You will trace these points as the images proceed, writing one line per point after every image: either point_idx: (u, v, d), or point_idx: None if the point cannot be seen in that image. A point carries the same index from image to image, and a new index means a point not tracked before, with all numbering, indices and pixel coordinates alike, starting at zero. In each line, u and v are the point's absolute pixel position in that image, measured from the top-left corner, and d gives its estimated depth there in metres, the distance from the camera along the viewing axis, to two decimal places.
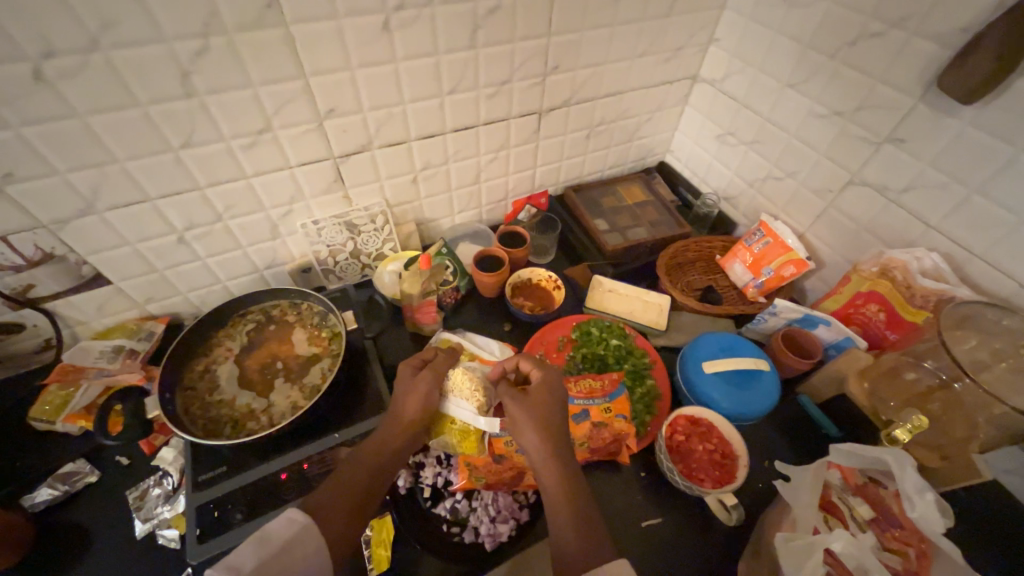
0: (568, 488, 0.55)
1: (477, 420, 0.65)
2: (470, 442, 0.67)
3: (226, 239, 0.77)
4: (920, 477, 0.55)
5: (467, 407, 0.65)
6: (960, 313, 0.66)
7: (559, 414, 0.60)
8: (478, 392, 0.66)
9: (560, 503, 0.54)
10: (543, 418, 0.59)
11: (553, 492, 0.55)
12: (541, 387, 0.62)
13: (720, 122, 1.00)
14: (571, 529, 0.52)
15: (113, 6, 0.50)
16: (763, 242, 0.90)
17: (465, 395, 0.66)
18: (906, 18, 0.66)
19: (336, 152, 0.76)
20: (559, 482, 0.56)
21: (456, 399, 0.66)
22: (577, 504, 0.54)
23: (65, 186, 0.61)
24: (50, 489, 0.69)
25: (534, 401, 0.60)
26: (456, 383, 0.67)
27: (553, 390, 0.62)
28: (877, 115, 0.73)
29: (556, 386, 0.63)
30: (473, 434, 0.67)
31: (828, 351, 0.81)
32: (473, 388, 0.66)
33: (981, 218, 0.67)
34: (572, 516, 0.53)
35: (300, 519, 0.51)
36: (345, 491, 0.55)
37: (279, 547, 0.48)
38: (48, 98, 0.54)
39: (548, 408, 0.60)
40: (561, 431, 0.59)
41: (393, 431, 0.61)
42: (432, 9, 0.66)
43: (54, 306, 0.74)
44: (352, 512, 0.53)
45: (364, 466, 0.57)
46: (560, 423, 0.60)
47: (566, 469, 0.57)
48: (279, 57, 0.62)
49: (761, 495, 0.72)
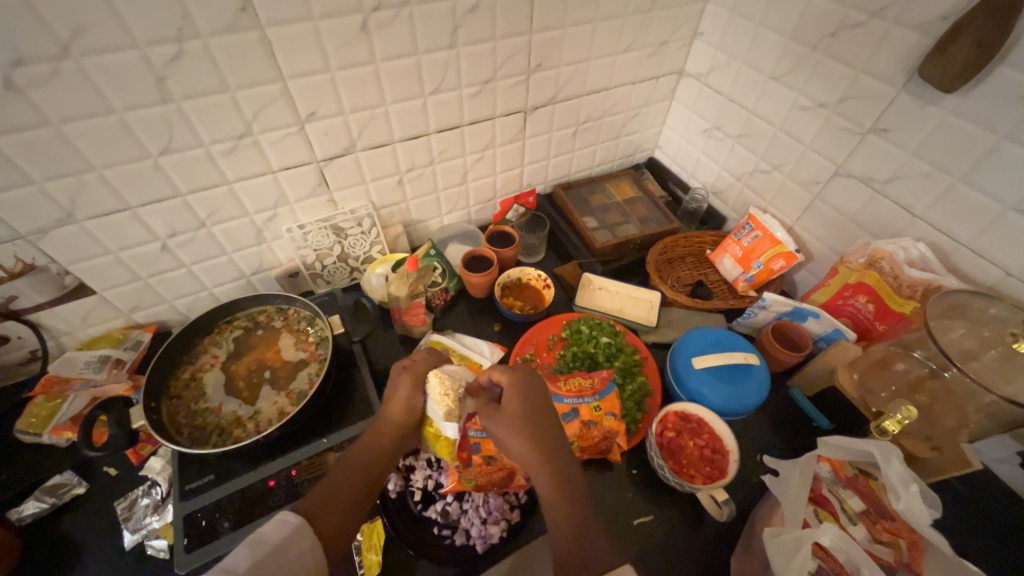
0: (558, 492, 0.55)
1: (443, 424, 0.62)
2: (444, 448, 0.66)
3: (210, 246, 0.77)
4: (905, 468, 0.55)
5: (437, 409, 0.62)
6: (946, 302, 0.65)
7: (539, 416, 0.59)
8: (449, 395, 0.61)
9: (553, 508, 0.54)
10: (522, 424, 0.58)
11: (546, 497, 0.55)
12: (512, 392, 0.60)
13: (706, 117, 1.00)
14: (564, 536, 0.51)
15: (82, 11, 0.50)
16: (752, 236, 0.90)
17: (435, 398, 0.61)
18: (886, 8, 0.66)
19: (319, 156, 0.75)
20: (550, 486, 0.55)
21: (430, 402, 0.62)
22: (568, 507, 0.54)
23: (42, 196, 0.61)
24: (38, 502, 0.68)
25: (508, 407, 0.59)
26: (432, 388, 0.62)
27: (527, 393, 0.60)
28: (860, 105, 0.73)
29: (529, 387, 0.61)
30: (444, 441, 0.66)
31: (819, 344, 0.81)
32: (444, 392, 0.61)
33: (966, 207, 0.67)
34: (565, 521, 0.53)
35: (292, 520, 0.50)
36: (335, 494, 0.54)
37: (272, 548, 0.47)
38: (20, 107, 0.53)
39: (524, 413, 0.59)
40: (542, 433, 0.58)
41: (379, 435, 0.61)
42: (410, 9, 0.65)
43: (38, 318, 0.73)
44: (346, 512, 0.53)
45: (352, 469, 0.57)
46: (541, 425, 0.59)
47: (554, 471, 0.56)
48: (256, 61, 0.61)
49: (753, 490, 0.72)
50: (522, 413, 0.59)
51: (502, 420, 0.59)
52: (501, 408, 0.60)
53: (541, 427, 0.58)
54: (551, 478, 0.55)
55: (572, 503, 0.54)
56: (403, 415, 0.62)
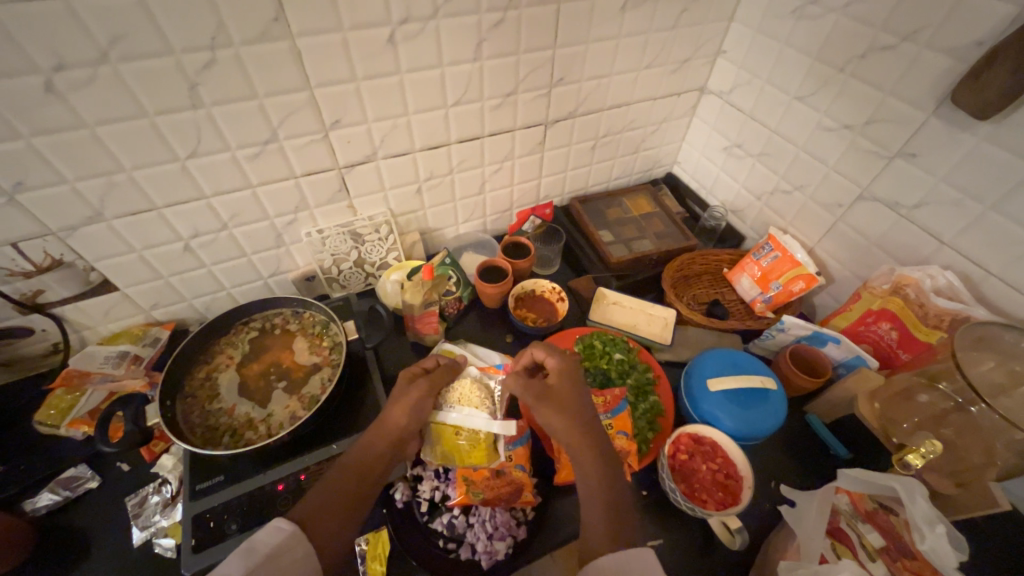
0: (596, 464, 0.56)
1: (491, 425, 0.69)
2: (479, 452, 0.68)
3: (230, 247, 0.78)
4: (931, 508, 0.54)
5: (478, 416, 0.69)
6: (975, 334, 0.63)
7: (583, 397, 0.63)
8: (486, 399, 0.71)
9: (589, 479, 0.56)
10: (569, 402, 0.62)
11: (585, 472, 0.56)
12: (559, 372, 0.65)
13: (727, 134, 0.99)
14: (601, 506, 0.53)
15: (122, 19, 0.51)
16: (771, 256, 0.88)
17: (474, 404, 0.70)
18: (919, 31, 0.64)
19: (341, 163, 0.76)
20: (590, 459, 0.57)
21: (462, 408, 0.70)
22: (607, 480, 0.55)
23: (73, 195, 0.62)
24: (51, 494, 0.69)
25: (556, 385, 0.64)
26: (460, 395, 0.71)
27: (572, 375, 0.65)
28: (888, 128, 0.72)
29: (573, 371, 0.66)
30: (484, 442, 0.68)
31: (839, 369, 0.79)
32: (479, 399, 0.71)
33: (998, 236, 0.65)
34: (603, 494, 0.54)
35: (286, 528, 0.50)
36: (329, 501, 0.54)
37: (265, 557, 0.47)
38: (58, 109, 0.55)
39: (571, 392, 0.63)
40: (586, 412, 0.61)
41: (372, 439, 0.60)
42: (437, 22, 0.66)
43: (62, 311, 0.75)
44: (339, 519, 0.52)
45: (349, 473, 0.57)
46: (584, 403, 0.62)
47: (596, 447, 0.58)
48: (284, 69, 0.62)
49: (766, 518, 0.70)
50: (568, 394, 0.63)
51: (547, 400, 0.62)
52: (549, 388, 0.64)
53: (584, 404, 0.62)
54: (590, 452, 0.57)
55: (611, 478, 0.56)
56: (403, 417, 0.62)
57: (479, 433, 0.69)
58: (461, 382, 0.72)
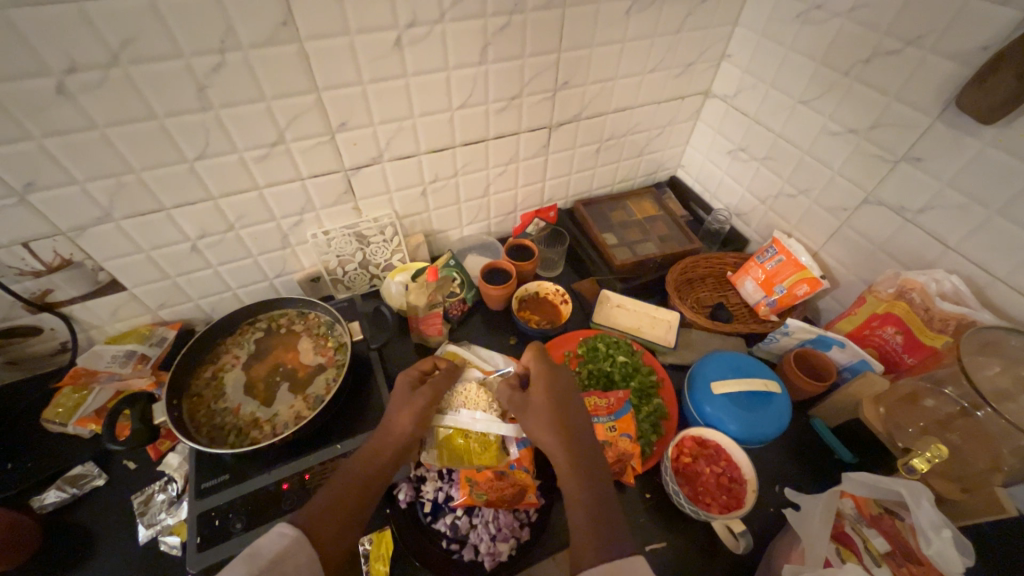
0: (577, 471, 0.57)
1: (499, 427, 0.69)
2: (488, 454, 0.68)
3: (238, 248, 0.79)
4: (937, 512, 0.53)
5: (482, 418, 0.70)
6: (981, 339, 0.63)
7: (564, 405, 0.63)
8: (493, 402, 0.72)
9: (572, 486, 0.56)
10: (551, 408, 0.63)
11: (568, 481, 0.57)
12: (540, 381, 0.66)
13: (731, 138, 0.99)
14: (587, 513, 0.53)
15: (134, 22, 0.52)
16: (776, 260, 0.88)
17: (480, 407, 0.71)
18: (923, 36, 0.64)
19: (347, 165, 0.77)
20: (570, 468, 0.57)
21: (469, 411, 0.70)
22: (587, 485, 0.56)
23: (83, 196, 0.63)
24: (59, 491, 0.69)
25: (537, 392, 0.65)
26: (465, 398, 0.71)
27: (554, 382, 0.66)
28: (893, 132, 0.72)
29: (556, 377, 0.66)
30: (492, 444, 0.68)
31: (843, 374, 0.78)
32: (486, 402, 0.71)
33: (1004, 240, 0.65)
34: (586, 502, 0.54)
35: (291, 533, 0.50)
36: (332, 507, 0.54)
37: (269, 561, 0.47)
38: (70, 111, 0.56)
39: (551, 401, 0.63)
40: (569, 418, 0.62)
41: (377, 447, 0.60)
42: (443, 26, 0.67)
43: (70, 310, 0.76)
44: (337, 527, 0.52)
45: (351, 479, 0.57)
46: (567, 412, 0.62)
47: (577, 455, 0.58)
48: (292, 73, 0.63)
49: (770, 522, 0.70)
50: (547, 403, 0.63)
51: (528, 411, 0.64)
52: (529, 399, 0.65)
53: (566, 413, 0.62)
54: (571, 461, 0.58)
55: (594, 483, 0.56)
56: (405, 424, 0.62)
57: (486, 435, 0.69)
58: (465, 386, 0.73)
